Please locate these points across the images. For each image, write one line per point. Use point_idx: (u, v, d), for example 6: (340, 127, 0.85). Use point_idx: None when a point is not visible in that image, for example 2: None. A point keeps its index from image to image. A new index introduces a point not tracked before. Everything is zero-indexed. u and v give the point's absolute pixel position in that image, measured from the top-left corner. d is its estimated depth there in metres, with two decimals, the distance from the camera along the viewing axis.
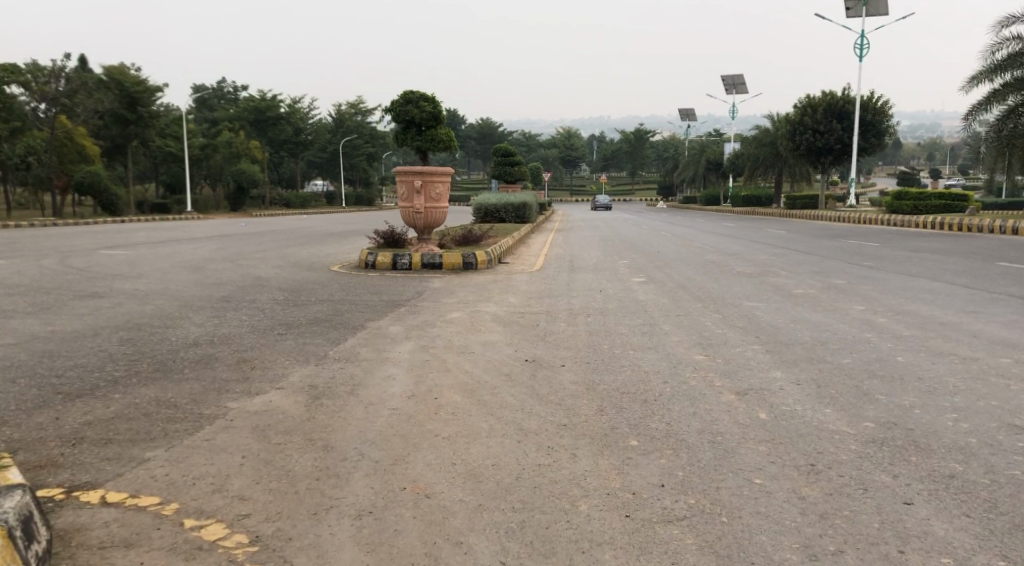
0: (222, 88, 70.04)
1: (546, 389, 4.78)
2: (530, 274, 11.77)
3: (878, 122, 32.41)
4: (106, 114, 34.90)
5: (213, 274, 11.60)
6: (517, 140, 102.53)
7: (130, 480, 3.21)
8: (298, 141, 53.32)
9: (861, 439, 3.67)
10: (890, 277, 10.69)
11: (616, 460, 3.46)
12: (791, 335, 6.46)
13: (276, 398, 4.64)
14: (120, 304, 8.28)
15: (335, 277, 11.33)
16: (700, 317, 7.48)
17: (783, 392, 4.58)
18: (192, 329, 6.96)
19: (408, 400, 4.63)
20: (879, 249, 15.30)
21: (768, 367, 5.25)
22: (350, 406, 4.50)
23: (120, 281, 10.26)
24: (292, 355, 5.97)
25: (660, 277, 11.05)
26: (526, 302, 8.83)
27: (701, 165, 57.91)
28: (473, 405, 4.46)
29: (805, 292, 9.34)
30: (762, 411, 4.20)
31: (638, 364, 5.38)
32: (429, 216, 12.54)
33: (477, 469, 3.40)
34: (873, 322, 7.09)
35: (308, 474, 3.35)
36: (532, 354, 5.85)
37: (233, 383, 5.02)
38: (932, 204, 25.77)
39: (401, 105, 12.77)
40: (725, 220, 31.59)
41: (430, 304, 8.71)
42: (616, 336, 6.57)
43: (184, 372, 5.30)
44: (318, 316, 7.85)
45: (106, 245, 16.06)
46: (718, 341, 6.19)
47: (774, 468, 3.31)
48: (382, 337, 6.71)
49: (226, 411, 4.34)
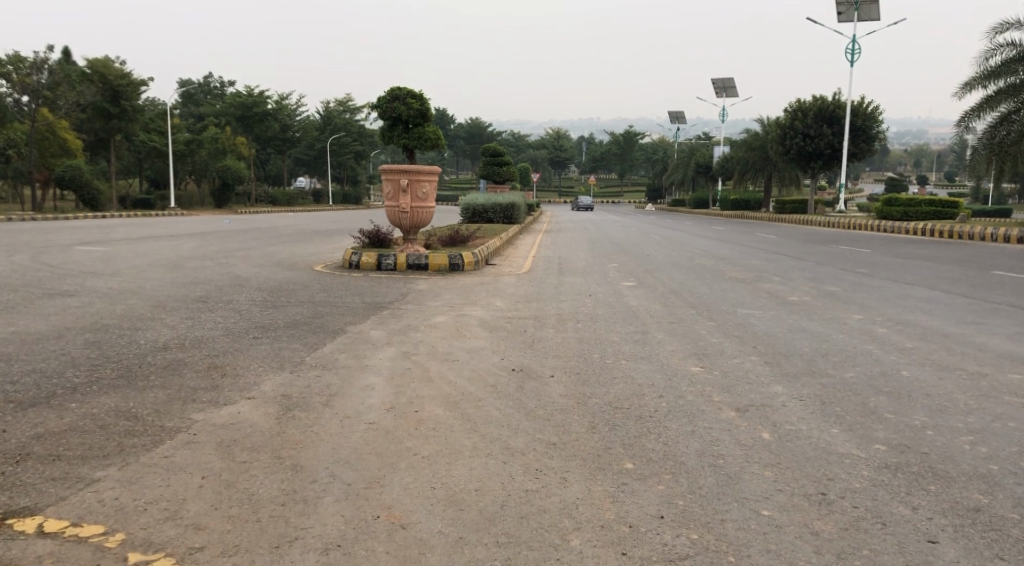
0: (207, 83, 69.20)
1: (534, 403, 4.51)
2: (518, 277, 11.50)
3: (869, 128, 32.35)
4: (88, 107, 34.26)
5: (191, 272, 11.22)
6: (505, 140, 102.10)
7: (73, 505, 2.89)
8: (285, 138, 52.73)
9: (872, 465, 3.43)
10: (886, 285, 10.50)
11: (610, 487, 3.19)
12: (790, 345, 6.23)
13: (245, 410, 4.32)
14: (89, 303, 7.90)
15: (317, 278, 11.01)
16: (694, 325, 7.23)
17: (784, 410, 4.34)
18: (163, 332, 6.61)
19: (387, 413, 4.33)
20: (872, 255, 15.13)
21: (768, 381, 5.00)
22: (324, 419, 4.21)
23: (92, 279, 9.86)
24: (267, 361, 5.65)
25: (651, 281, 10.81)
26: (513, 306, 8.55)
27: (690, 168, 57.75)
28: (456, 420, 4.18)
29: (800, 299, 9.13)
30: (764, 432, 3.95)
31: (632, 376, 5.13)
32: (415, 216, 12.23)
33: (458, 494, 3.12)
34: (872, 332, 6.87)
35: (272, 499, 3.05)
36: (520, 363, 5.58)
37: (201, 392, 4.69)
38: (923, 211, 25.70)
39: (388, 101, 12.45)
40: (713, 223, 31.43)
41: (414, 307, 8.40)
42: (607, 344, 6.31)
43: (148, 380, 4.95)
44: (297, 319, 7.53)
45: (82, 241, 15.60)
46: (715, 352, 5.95)
47: (781, 498, 3.09)
48: (363, 342, 6.40)
49: (189, 424, 4.01)
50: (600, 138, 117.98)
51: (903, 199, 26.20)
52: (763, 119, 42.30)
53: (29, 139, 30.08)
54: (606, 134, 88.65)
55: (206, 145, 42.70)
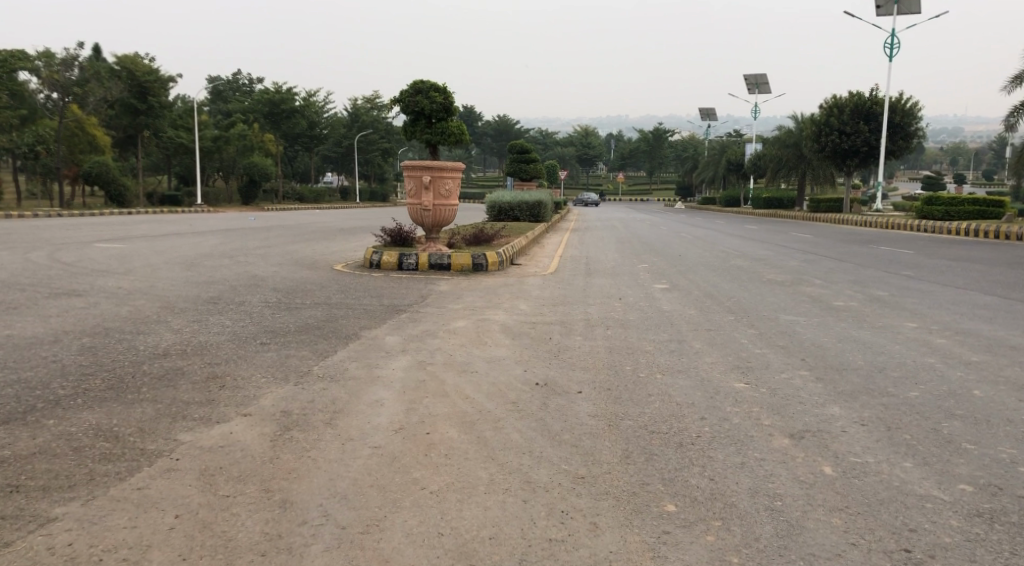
0: (236, 79, 69.54)
1: (559, 425, 4.01)
2: (544, 278, 11.02)
3: (907, 125, 31.26)
4: (116, 103, 34.54)
5: (207, 271, 10.94)
6: (532, 138, 100.89)
7: (16, 555, 2.49)
8: (312, 135, 52.81)
9: (960, 512, 2.88)
10: (937, 288, 9.83)
11: (649, 537, 2.71)
12: (842, 358, 5.66)
13: (238, 430, 3.91)
14: (94, 305, 7.57)
15: (336, 278, 10.61)
16: (734, 333, 6.66)
17: (846, 438, 3.78)
18: (166, 337, 6.23)
19: (396, 435, 3.87)
20: (916, 257, 14.36)
21: (823, 402, 4.43)
22: (326, 441, 3.77)
23: (104, 278, 9.59)
24: (271, 371, 5.23)
25: (684, 284, 10.23)
26: (538, 311, 8.04)
27: (722, 166, 56.73)
28: (471, 445, 3.70)
29: (846, 304, 8.51)
30: (826, 466, 3.40)
31: (669, 393, 4.62)
32: (438, 214, 11.81)
33: (468, 544, 2.67)
34: (932, 343, 6.23)
35: (251, 547, 2.63)
36: (545, 376, 5.09)
37: (193, 409, 4.29)
38: (965, 211, 24.69)
39: (410, 95, 12.02)
40: (747, 222, 30.54)
41: (434, 311, 7.94)
42: (640, 355, 5.78)
43: (139, 393, 4.57)
44: (308, 322, 7.12)
45: (101, 238, 15.44)
46: (758, 365, 5.39)
47: (857, 556, 2.59)
48: (376, 350, 5.96)
49: (173, 448, 3.60)
50: (628, 135, 116.92)
51: (944, 198, 25.16)
52: (796, 116, 41.25)
53: (57, 135, 30.33)
54: (635, 132, 87.51)
55: (234, 142, 42.91)
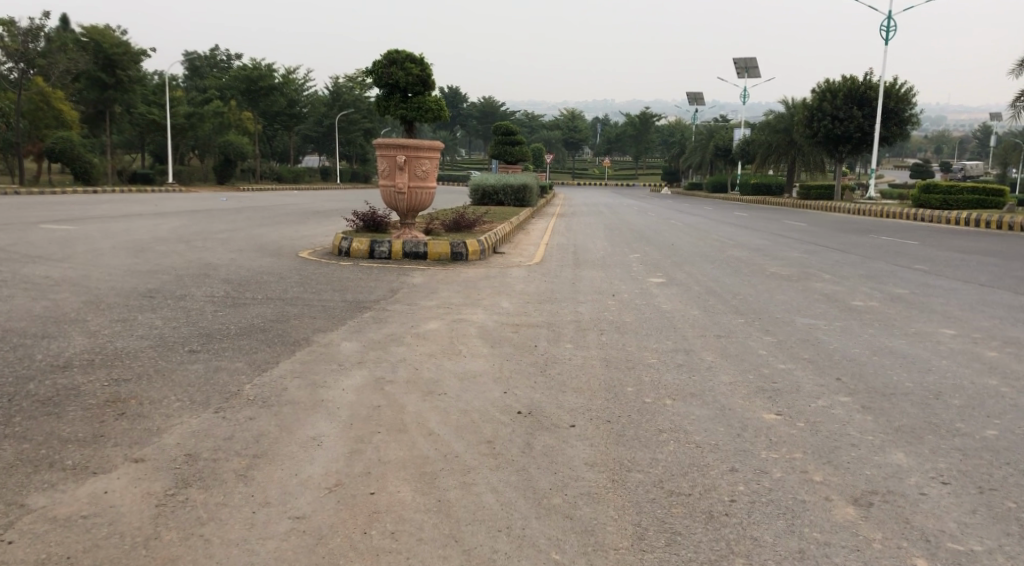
0: (212, 55, 67.42)
1: (547, 480, 3.04)
2: (528, 269, 10.02)
3: (902, 110, 30.31)
4: (82, 76, 32.79)
5: (156, 257, 9.86)
6: (518, 120, 99.09)
7: None
8: (291, 114, 51.06)
9: None
10: (958, 286, 8.90)
11: None
12: (887, 378, 4.70)
13: (116, 488, 2.92)
14: (5, 300, 6.49)
15: (299, 267, 9.54)
16: (749, 342, 5.72)
17: (930, 505, 2.80)
18: (73, 343, 5.16)
19: (328, 497, 2.88)
20: (923, 248, 13.49)
21: (882, 446, 3.45)
22: (231, 508, 2.77)
23: (33, 266, 8.46)
24: (189, 392, 4.20)
25: (683, 278, 9.26)
26: (521, 309, 7.05)
27: (709, 151, 55.67)
28: (429, 516, 2.72)
29: (867, 304, 7.56)
30: (919, 559, 2.44)
31: (686, 431, 3.63)
32: (413, 198, 10.71)
33: None
34: (983, 357, 5.28)
35: None
36: (530, 401, 4.11)
37: (69, 451, 3.27)
38: (964, 198, 23.85)
39: (384, 65, 10.88)
40: (739, 209, 29.53)
41: (403, 309, 6.93)
42: (642, 370, 4.80)
43: (8, 426, 3.55)
44: (255, 323, 6.09)
45: (50, 218, 14.25)
46: (787, 388, 4.41)
47: None
48: (325, 362, 4.94)
49: (12, 520, 2.61)
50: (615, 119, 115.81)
51: (943, 186, 24.27)
52: (788, 99, 40.23)
53: (18, 108, 28.78)
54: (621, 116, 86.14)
55: (210, 119, 41.10)
